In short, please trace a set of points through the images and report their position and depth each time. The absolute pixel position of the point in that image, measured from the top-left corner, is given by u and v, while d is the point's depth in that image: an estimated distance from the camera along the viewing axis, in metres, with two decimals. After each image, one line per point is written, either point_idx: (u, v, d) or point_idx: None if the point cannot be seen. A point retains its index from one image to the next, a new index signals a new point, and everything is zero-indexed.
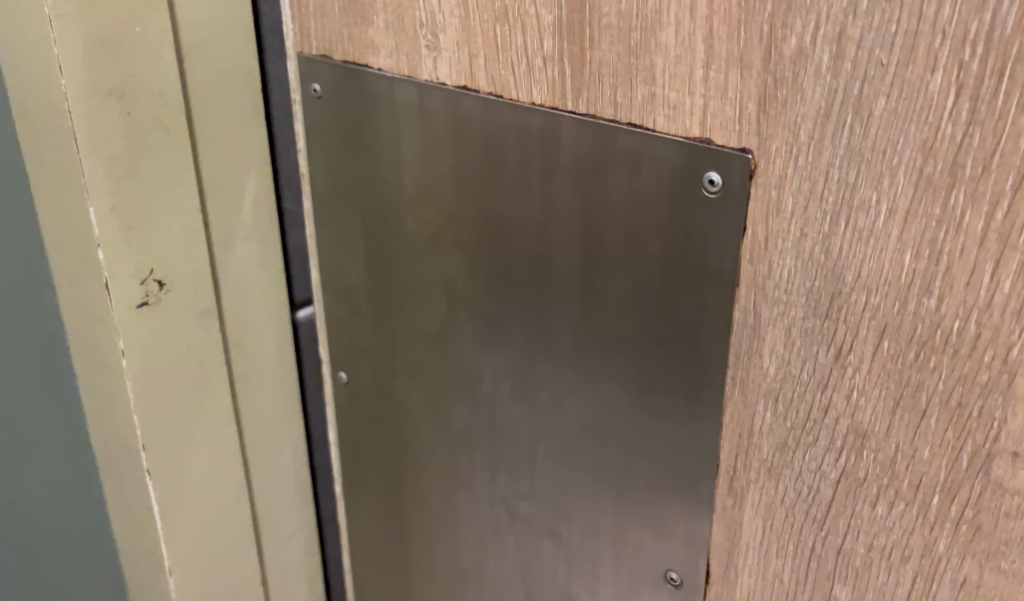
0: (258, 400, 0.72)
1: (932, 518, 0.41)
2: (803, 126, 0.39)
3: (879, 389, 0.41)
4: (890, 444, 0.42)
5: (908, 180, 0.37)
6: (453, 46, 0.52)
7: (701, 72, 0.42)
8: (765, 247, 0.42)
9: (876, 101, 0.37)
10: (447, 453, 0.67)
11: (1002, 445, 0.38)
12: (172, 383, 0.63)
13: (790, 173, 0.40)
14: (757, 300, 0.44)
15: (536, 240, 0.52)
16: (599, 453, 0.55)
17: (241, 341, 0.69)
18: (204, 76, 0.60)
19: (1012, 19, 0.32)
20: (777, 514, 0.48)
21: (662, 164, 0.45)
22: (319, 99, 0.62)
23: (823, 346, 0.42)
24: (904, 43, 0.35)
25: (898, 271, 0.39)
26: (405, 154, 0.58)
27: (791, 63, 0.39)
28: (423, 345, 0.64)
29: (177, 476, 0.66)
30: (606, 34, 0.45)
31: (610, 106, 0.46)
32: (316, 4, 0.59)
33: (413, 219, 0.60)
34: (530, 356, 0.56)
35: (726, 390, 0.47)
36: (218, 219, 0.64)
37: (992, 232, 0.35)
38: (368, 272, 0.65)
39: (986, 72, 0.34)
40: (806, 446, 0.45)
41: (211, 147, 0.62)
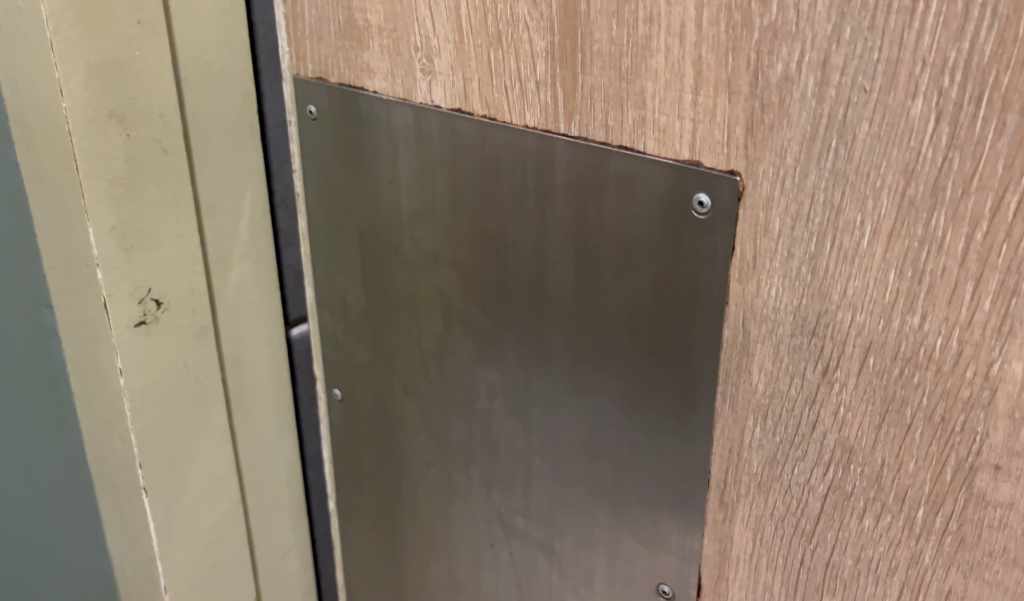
0: (253, 417, 0.73)
1: (918, 530, 0.42)
2: (789, 150, 0.40)
3: (865, 405, 0.42)
4: (877, 458, 0.43)
5: (891, 202, 0.38)
6: (448, 70, 0.53)
7: (690, 97, 0.43)
8: (754, 267, 0.44)
9: (860, 126, 0.38)
10: (441, 468, 0.67)
11: (985, 459, 0.39)
12: (169, 401, 0.64)
13: (776, 194, 0.42)
14: (746, 318, 0.45)
15: (530, 259, 0.54)
16: (593, 468, 0.56)
17: (237, 358, 0.70)
18: (201, 97, 0.61)
19: (989, 48, 0.34)
20: (767, 527, 0.48)
21: (653, 186, 0.46)
22: (315, 120, 0.63)
23: (811, 363, 0.43)
24: (886, 70, 0.36)
25: (882, 290, 0.40)
26: (401, 175, 0.59)
27: (777, 89, 0.40)
28: (418, 362, 0.65)
29: (173, 495, 0.66)
30: (598, 59, 0.46)
31: (602, 129, 0.47)
32: (312, 28, 0.60)
33: (409, 238, 0.61)
34: (524, 373, 0.57)
35: (717, 406, 0.48)
36: (215, 238, 0.65)
37: (972, 252, 0.37)
38: (364, 290, 0.66)
39: (965, 99, 0.35)
40: (794, 460, 0.46)
41: (208, 167, 0.63)
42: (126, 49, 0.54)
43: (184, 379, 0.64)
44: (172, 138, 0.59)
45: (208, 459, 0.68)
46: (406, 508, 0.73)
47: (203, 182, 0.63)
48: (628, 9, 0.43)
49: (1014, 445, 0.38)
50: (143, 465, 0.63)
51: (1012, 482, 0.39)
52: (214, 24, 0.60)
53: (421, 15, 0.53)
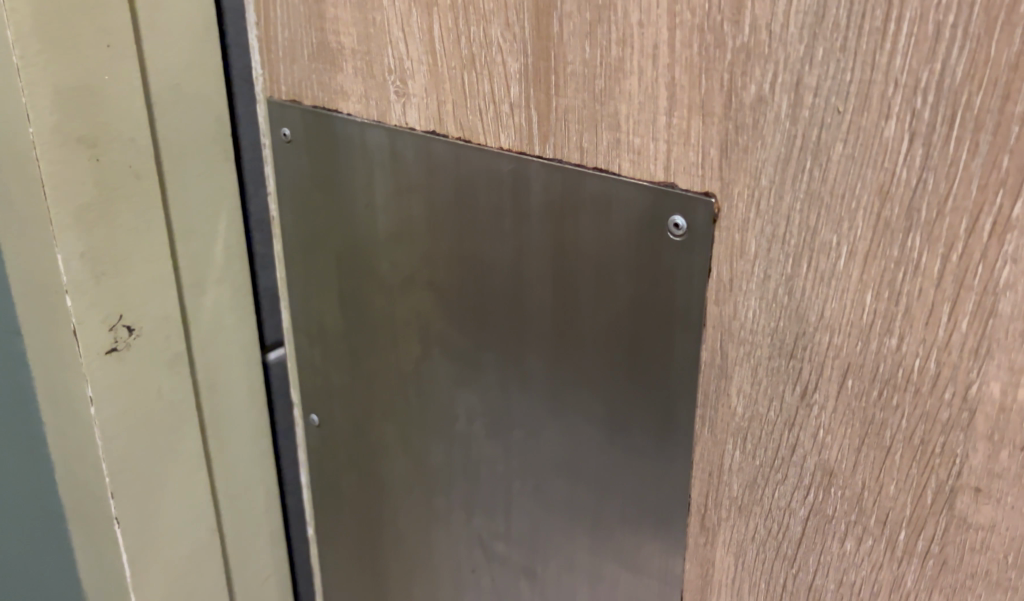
0: (230, 443, 0.72)
1: (900, 553, 0.42)
2: (764, 171, 0.40)
3: (845, 427, 0.42)
4: (857, 481, 0.42)
5: (867, 223, 0.38)
6: (422, 92, 0.52)
7: (664, 118, 0.43)
8: (731, 289, 0.43)
9: (834, 147, 0.38)
10: (421, 493, 0.66)
11: (966, 481, 0.39)
12: (142, 429, 0.62)
13: (752, 216, 0.41)
14: (724, 340, 0.44)
15: (507, 282, 0.53)
16: (573, 492, 0.55)
17: (212, 384, 0.69)
18: (173, 121, 0.60)
19: (961, 69, 0.34)
20: (749, 551, 0.48)
21: (629, 208, 0.45)
22: (289, 143, 0.63)
23: (790, 385, 0.43)
24: (859, 91, 0.36)
25: (859, 312, 0.39)
26: (376, 198, 0.58)
27: (751, 110, 0.40)
28: (397, 386, 0.64)
29: (146, 525, 0.65)
30: (571, 81, 0.45)
31: (577, 151, 0.47)
32: (285, 50, 0.60)
33: (386, 261, 0.60)
34: (503, 396, 0.57)
35: (696, 429, 0.47)
36: (189, 262, 0.64)
37: (948, 273, 0.36)
38: (342, 314, 0.66)
39: (937, 120, 0.35)
40: (775, 483, 0.45)
41: (181, 191, 0.62)
42: (95, 73, 0.54)
43: (157, 406, 0.63)
44: (144, 163, 0.58)
45: (183, 487, 0.67)
46: (386, 534, 0.72)
47: (176, 206, 0.62)
48: (601, 30, 0.43)
49: (993, 466, 0.38)
50: (115, 495, 0.62)
51: (993, 504, 0.38)
52: (186, 47, 0.59)
53: (394, 37, 0.52)
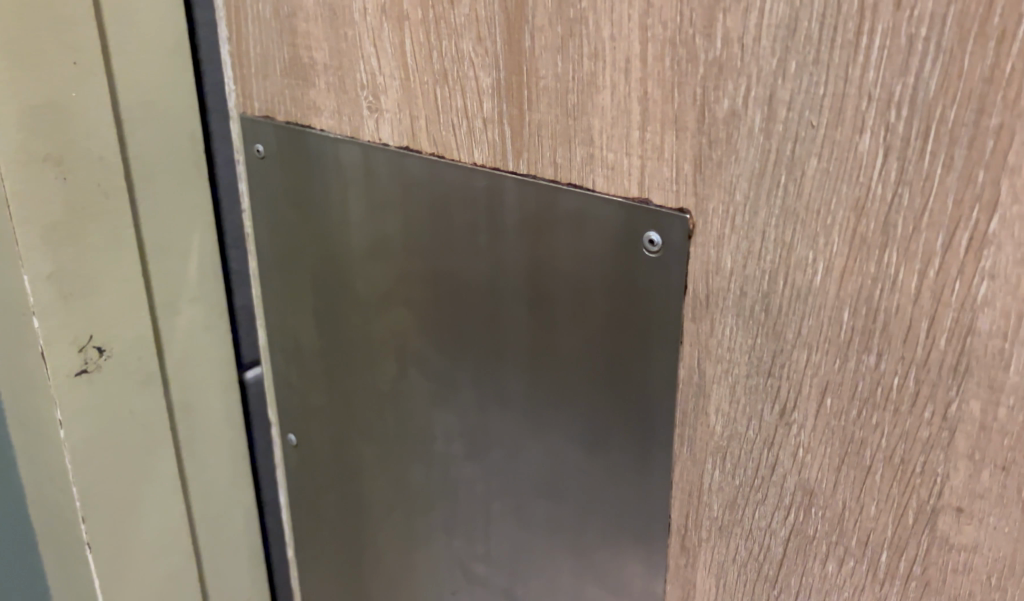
0: (206, 464, 0.71)
1: (882, 574, 0.41)
2: (738, 186, 0.40)
3: (825, 446, 0.41)
4: (838, 501, 0.41)
5: (843, 239, 0.37)
6: (395, 107, 0.52)
7: (638, 133, 0.42)
8: (707, 306, 0.42)
9: (809, 162, 0.37)
10: (400, 513, 0.65)
11: (947, 501, 0.38)
12: (114, 452, 0.61)
13: (727, 232, 0.41)
14: (701, 358, 0.44)
15: (483, 300, 0.52)
16: (553, 512, 0.54)
17: (188, 405, 0.68)
18: (144, 139, 0.59)
19: (935, 82, 0.33)
20: (730, 573, 0.47)
21: (604, 224, 0.45)
22: (264, 159, 0.62)
23: (768, 404, 0.42)
24: (832, 105, 0.36)
25: (837, 329, 0.39)
26: (351, 215, 0.57)
27: (724, 125, 0.39)
28: (374, 405, 0.63)
29: (119, 549, 0.64)
30: (544, 96, 0.45)
31: (550, 167, 0.46)
32: (257, 66, 0.59)
33: (361, 279, 0.59)
34: (481, 415, 0.56)
35: (675, 448, 0.46)
36: (161, 281, 0.63)
37: (925, 289, 0.36)
38: (318, 332, 0.65)
39: (911, 134, 0.34)
40: (755, 504, 0.44)
41: (153, 210, 0.61)
42: (62, 91, 0.53)
43: (129, 428, 0.62)
44: (113, 181, 0.57)
45: (158, 510, 0.66)
46: (366, 556, 0.70)
47: (148, 225, 0.61)
48: (573, 44, 0.43)
49: (974, 486, 0.37)
50: (86, 519, 0.61)
51: (974, 524, 0.37)
52: (157, 64, 0.58)
53: (366, 52, 0.51)
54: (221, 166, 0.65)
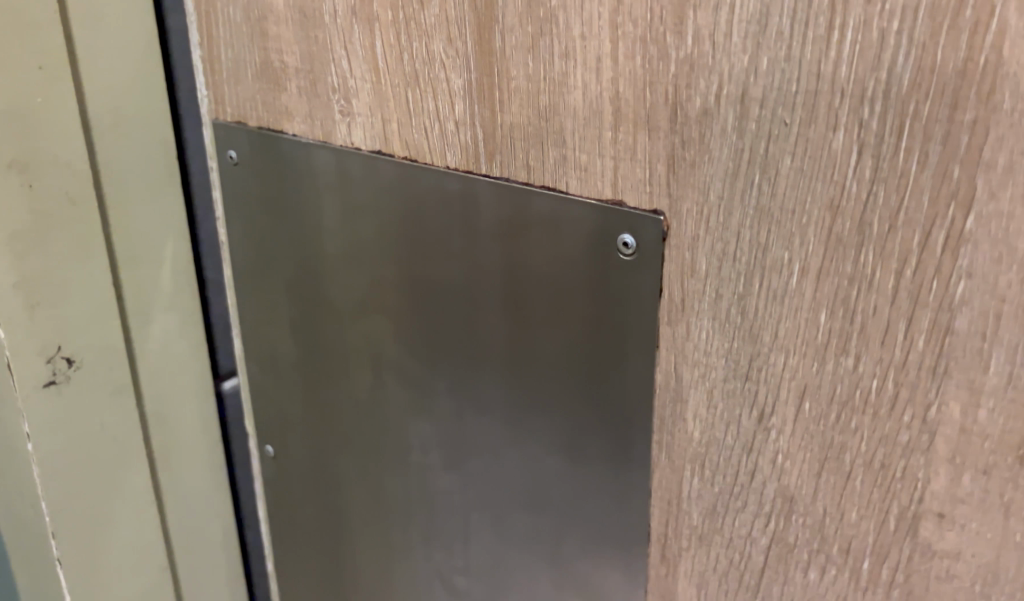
0: (182, 477, 0.69)
1: (864, 583, 0.40)
2: (712, 187, 0.39)
3: (804, 451, 0.40)
4: (818, 508, 0.40)
5: (818, 238, 0.36)
6: (366, 111, 0.51)
7: (610, 133, 0.41)
8: (683, 309, 0.42)
9: (782, 160, 0.36)
10: (379, 525, 0.64)
11: (928, 506, 0.37)
12: (85, 464, 0.60)
13: (702, 233, 0.40)
14: (677, 362, 0.43)
15: (458, 306, 0.51)
16: (532, 522, 0.53)
17: (163, 416, 0.66)
18: (114, 145, 0.58)
19: (908, 77, 0.32)
20: (711, 583, 0.46)
21: (577, 226, 0.44)
22: (237, 166, 0.61)
23: (746, 408, 0.41)
24: (805, 102, 0.35)
25: (814, 331, 0.38)
26: (325, 221, 0.56)
27: (697, 123, 0.38)
28: (352, 415, 0.62)
29: (91, 565, 0.62)
30: (516, 96, 0.44)
31: (523, 169, 0.45)
32: (229, 71, 0.58)
33: (336, 286, 0.58)
34: (459, 424, 0.55)
35: (653, 455, 0.46)
36: (134, 290, 0.62)
37: (902, 289, 0.35)
38: (294, 341, 0.63)
39: (885, 130, 0.33)
40: (735, 511, 0.44)
41: (124, 217, 0.60)
42: (26, 96, 0.52)
43: (100, 440, 0.61)
44: (82, 188, 0.56)
45: (131, 524, 0.65)
46: (345, 569, 0.69)
47: (119, 233, 0.60)
48: (543, 44, 0.42)
49: (956, 491, 0.36)
50: (56, 534, 0.60)
51: (957, 530, 0.37)
52: (126, 70, 0.58)
53: (337, 54, 0.51)
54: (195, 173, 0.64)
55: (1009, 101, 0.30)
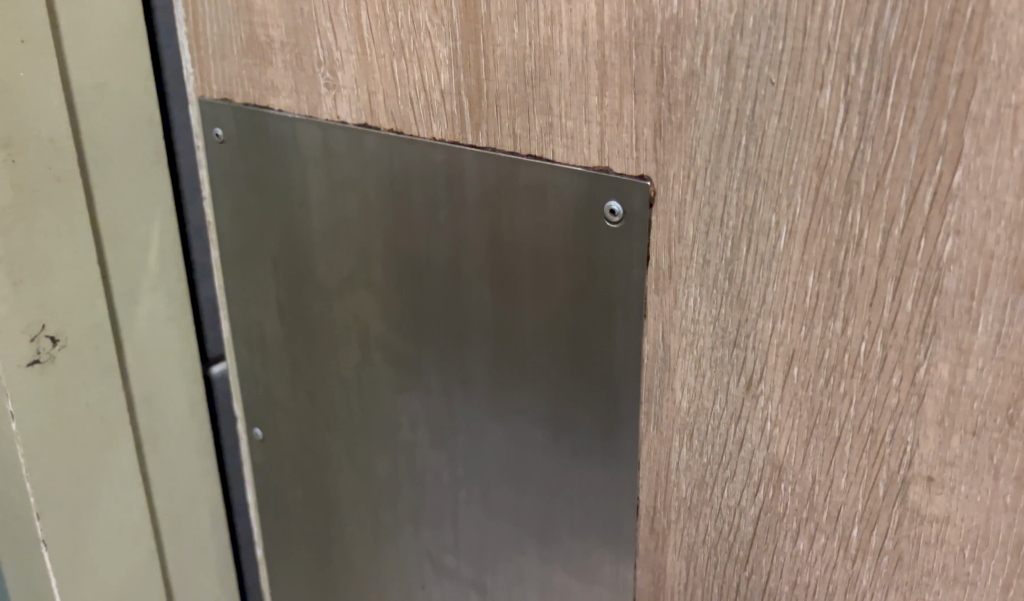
0: (170, 460, 0.69)
1: (854, 550, 0.40)
2: (699, 150, 0.38)
3: (792, 418, 0.40)
4: (807, 476, 0.40)
5: (806, 200, 0.36)
6: (352, 84, 0.50)
7: (596, 98, 0.41)
8: (670, 276, 0.41)
9: (769, 121, 0.36)
10: (367, 506, 0.64)
11: (917, 470, 0.37)
12: (70, 445, 0.59)
13: (688, 198, 0.39)
14: (665, 331, 0.42)
15: (445, 279, 0.51)
16: (520, 499, 0.53)
17: (150, 398, 0.66)
18: (99, 123, 0.58)
19: (894, 31, 0.32)
20: (700, 556, 0.46)
21: (564, 195, 0.43)
22: (223, 144, 0.60)
23: (735, 376, 0.41)
24: (791, 61, 0.35)
25: (802, 295, 0.37)
26: (311, 197, 0.56)
27: (683, 86, 0.38)
28: (339, 394, 0.62)
29: (77, 547, 0.62)
30: (501, 64, 0.44)
31: (510, 138, 0.45)
32: (215, 47, 0.57)
33: (323, 263, 0.57)
34: (446, 401, 0.54)
35: (641, 426, 0.45)
36: (120, 270, 0.61)
37: (890, 250, 0.34)
38: (282, 321, 0.63)
39: (873, 87, 0.33)
40: (724, 482, 0.43)
41: (110, 196, 0.59)
42: (9, 70, 0.51)
43: (86, 421, 0.60)
44: (67, 165, 0.55)
45: (118, 507, 0.64)
46: (334, 552, 0.69)
47: (104, 211, 0.59)
48: (529, 9, 0.41)
49: (945, 454, 0.36)
50: (41, 516, 0.59)
51: (946, 494, 0.36)
52: (111, 45, 0.57)
53: (323, 27, 0.50)
54: (182, 153, 0.64)
55: (996, 53, 0.30)
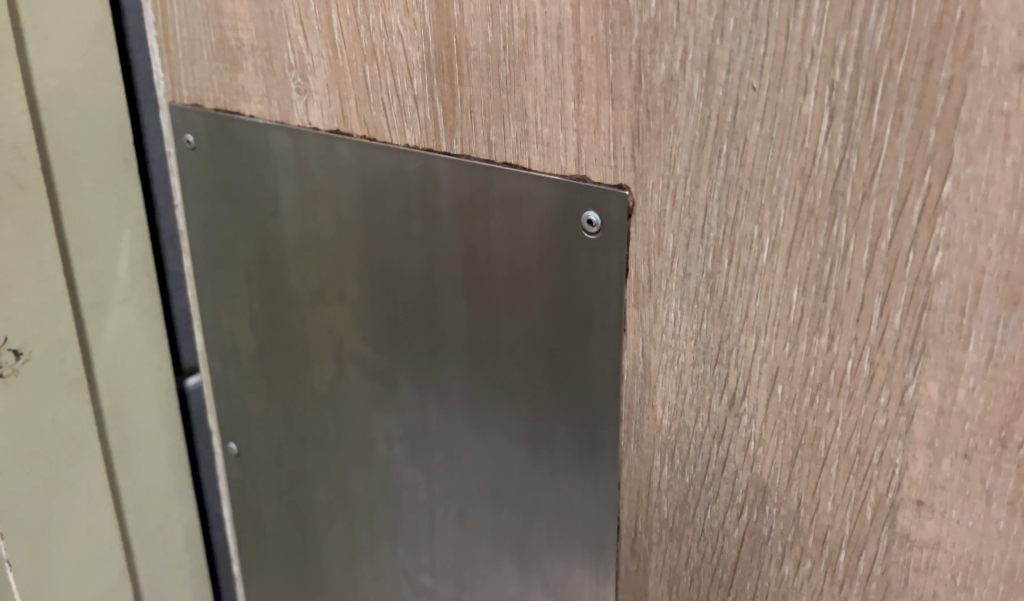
0: (142, 476, 0.67)
1: (841, 575, 0.38)
2: (678, 159, 0.37)
3: (777, 437, 0.38)
4: (792, 498, 0.38)
5: (789, 211, 0.34)
6: (324, 89, 0.49)
7: (573, 104, 0.39)
8: (650, 289, 0.40)
9: (751, 128, 0.34)
10: (343, 523, 0.62)
11: (906, 494, 0.35)
12: (35, 462, 0.58)
13: (668, 209, 0.38)
14: (645, 346, 0.41)
15: (420, 290, 0.49)
16: (498, 518, 0.51)
17: (120, 412, 0.64)
18: (66, 129, 0.56)
19: (880, 34, 0.30)
20: (683, 579, 0.44)
21: (540, 204, 0.42)
22: (194, 150, 0.59)
23: (717, 393, 0.39)
24: (774, 65, 0.33)
25: (786, 310, 0.36)
26: (284, 206, 0.54)
27: (662, 92, 0.36)
28: (314, 408, 0.60)
29: (43, 566, 0.60)
30: (475, 69, 0.42)
31: (485, 145, 0.43)
32: (185, 51, 0.56)
33: (296, 273, 0.56)
34: (422, 415, 0.52)
35: (621, 445, 0.43)
36: (88, 281, 0.60)
37: (877, 263, 0.33)
38: (255, 332, 0.61)
39: (857, 93, 0.31)
40: (706, 503, 0.41)
41: (76, 204, 0.58)
42: None
43: (52, 437, 0.58)
44: (31, 173, 0.53)
45: (86, 524, 0.62)
46: (311, 569, 0.67)
47: (71, 221, 0.57)
48: (503, 11, 0.40)
49: (935, 476, 0.34)
50: (5, 535, 0.57)
51: (936, 518, 0.35)
52: (78, 49, 0.55)
53: (293, 30, 0.49)
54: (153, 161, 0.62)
55: (987, 57, 0.28)
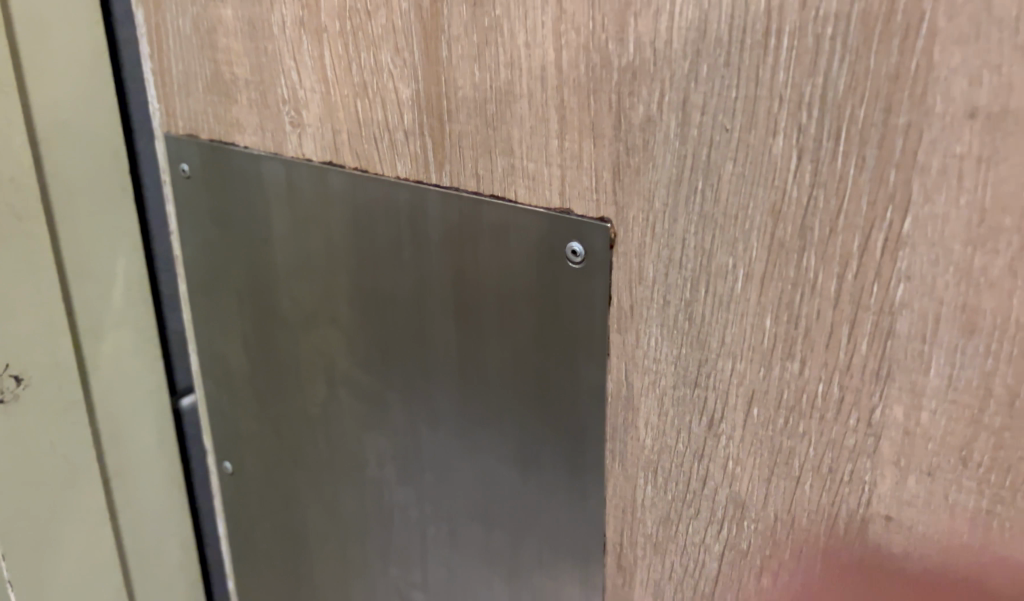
0: (137, 495, 0.68)
1: (816, 587, 0.40)
2: (657, 194, 0.39)
3: (753, 456, 0.40)
4: (769, 514, 0.40)
5: (762, 244, 0.37)
6: (316, 122, 0.50)
7: (556, 141, 0.41)
8: (632, 316, 0.42)
9: (724, 166, 0.36)
10: (336, 540, 0.63)
11: (875, 510, 0.37)
12: (36, 484, 0.59)
13: (648, 241, 0.40)
14: (628, 370, 0.43)
15: (410, 316, 0.51)
16: (488, 534, 0.53)
17: (117, 434, 0.65)
18: (62, 161, 0.57)
19: (843, 81, 0.32)
20: (666, 591, 0.46)
21: (526, 235, 0.44)
22: (189, 179, 0.60)
23: (696, 415, 0.41)
24: (745, 108, 0.35)
25: (760, 336, 0.38)
26: (277, 234, 0.56)
27: (640, 131, 0.38)
28: (306, 428, 0.61)
29: (42, 584, 0.61)
30: (463, 106, 0.44)
31: (473, 178, 0.45)
32: (180, 84, 0.57)
33: (288, 298, 0.57)
34: (413, 436, 0.54)
35: (606, 464, 0.45)
36: (86, 307, 0.61)
37: (845, 293, 0.35)
38: (249, 355, 0.63)
39: (823, 135, 0.33)
40: (688, 519, 0.43)
41: (73, 233, 0.59)
42: None
43: (52, 459, 0.60)
44: (28, 204, 0.55)
45: (83, 544, 0.63)
46: (304, 586, 0.68)
47: (68, 248, 0.59)
48: (488, 53, 0.42)
49: (901, 493, 0.36)
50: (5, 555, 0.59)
51: (904, 533, 0.37)
52: (74, 83, 0.57)
53: (286, 66, 0.50)
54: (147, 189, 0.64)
55: (941, 105, 0.31)
